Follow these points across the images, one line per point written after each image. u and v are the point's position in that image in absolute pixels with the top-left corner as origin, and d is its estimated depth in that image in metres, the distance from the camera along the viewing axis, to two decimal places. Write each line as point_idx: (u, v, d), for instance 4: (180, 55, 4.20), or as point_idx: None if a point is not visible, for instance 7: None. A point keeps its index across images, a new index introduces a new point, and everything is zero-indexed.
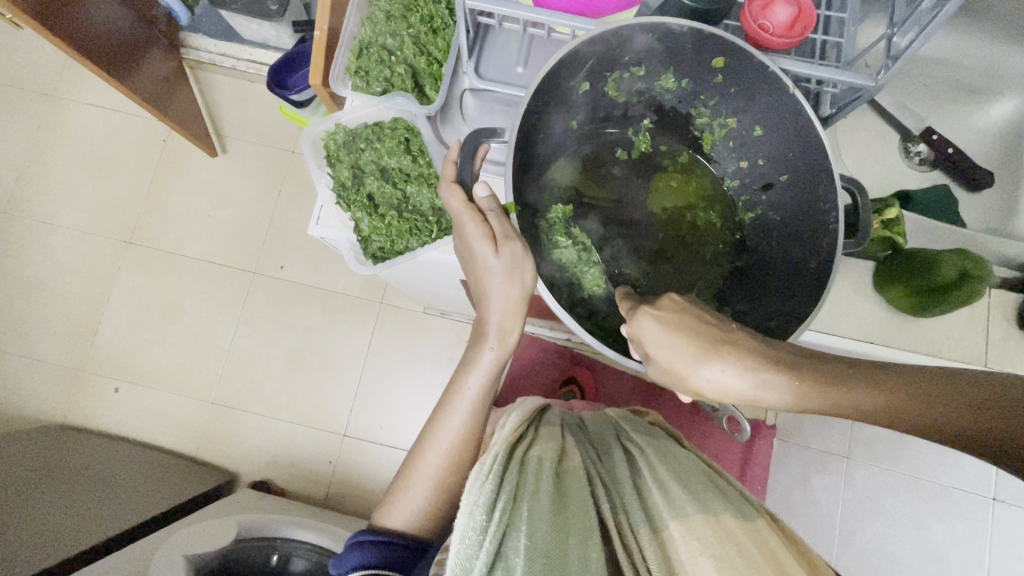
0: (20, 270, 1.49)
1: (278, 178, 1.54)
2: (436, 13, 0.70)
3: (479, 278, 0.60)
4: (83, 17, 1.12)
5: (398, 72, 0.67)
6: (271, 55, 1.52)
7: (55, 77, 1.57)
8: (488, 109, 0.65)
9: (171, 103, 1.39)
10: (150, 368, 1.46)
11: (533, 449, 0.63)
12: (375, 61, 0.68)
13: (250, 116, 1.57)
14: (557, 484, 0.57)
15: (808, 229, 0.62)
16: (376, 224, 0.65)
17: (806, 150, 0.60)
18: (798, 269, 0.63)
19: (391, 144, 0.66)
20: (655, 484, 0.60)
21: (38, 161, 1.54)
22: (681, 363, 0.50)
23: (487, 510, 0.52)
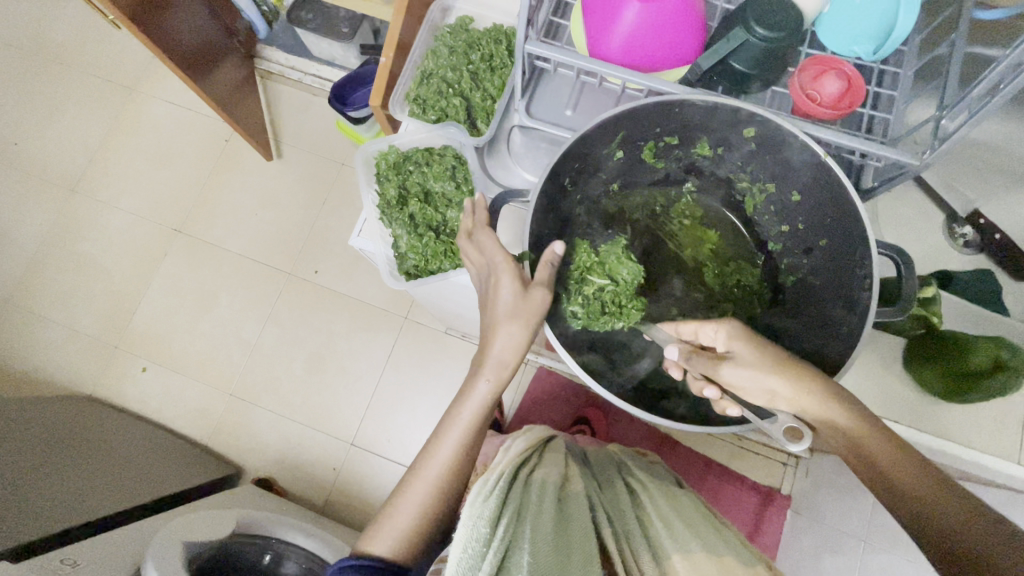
0: (75, 244, 1.59)
1: (324, 187, 1.61)
2: (495, 52, 0.73)
3: (490, 318, 0.60)
4: (172, 20, 1.22)
5: (455, 104, 0.71)
6: (336, 72, 1.61)
7: (138, 71, 1.70)
8: (535, 149, 0.69)
9: (237, 105, 1.49)
10: (177, 353, 1.51)
11: (537, 472, 0.64)
12: (434, 91, 0.72)
13: (307, 126, 1.66)
14: (561, 507, 0.57)
15: (840, 299, 0.61)
16: (414, 243, 0.67)
17: (839, 224, 0.60)
18: (826, 336, 0.62)
19: (438, 170, 0.68)
20: (662, 521, 0.59)
21: (109, 146, 1.66)
22: (755, 370, 0.59)
23: (493, 521, 0.52)
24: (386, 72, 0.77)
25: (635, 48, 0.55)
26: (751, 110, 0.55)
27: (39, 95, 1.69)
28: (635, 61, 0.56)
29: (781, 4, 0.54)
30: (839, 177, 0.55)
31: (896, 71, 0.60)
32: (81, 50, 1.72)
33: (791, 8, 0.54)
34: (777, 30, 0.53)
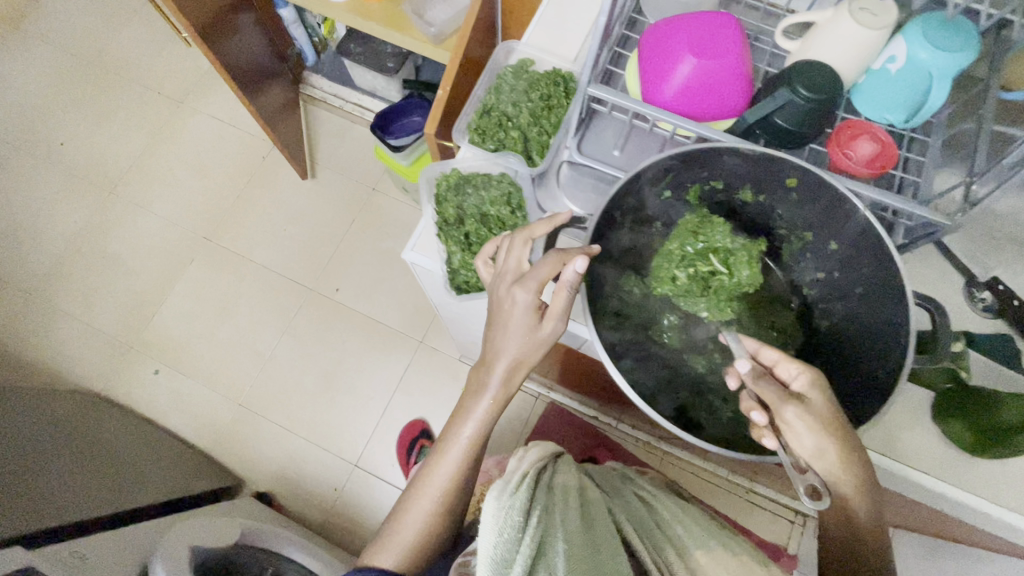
0: (104, 244, 1.63)
1: (353, 208, 1.66)
2: (552, 90, 0.77)
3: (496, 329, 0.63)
4: (233, 41, 1.30)
5: (509, 140, 0.77)
6: (375, 103, 1.69)
7: (186, 88, 1.79)
8: (584, 183, 0.72)
9: (279, 123, 1.55)
10: (191, 359, 1.52)
11: (556, 475, 0.65)
12: (492, 126, 0.77)
13: (342, 151, 1.73)
14: (586, 511, 0.58)
15: (876, 347, 0.62)
16: (467, 260, 0.71)
17: (880, 275, 0.61)
18: (857, 383, 0.63)
19: (495, 193, 0.72)
20: (679, 529, 0.59)
21: (150, 154, 1.72)
22: (813, 427, 0.56)
23: (523, 520, 0.52)
24: (441, 103, 0.83)
25: (687, 98, 0.59)
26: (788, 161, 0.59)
27: (90, 102, 1.77)
28: (687, 108, 0.60)
29: (822, 70, 0.58)
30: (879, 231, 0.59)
31: (924, 139, 0.65)
32: (135, 65, 1.81)
33: (832, 73, 0.58)
34: (817, 93, 0.57)
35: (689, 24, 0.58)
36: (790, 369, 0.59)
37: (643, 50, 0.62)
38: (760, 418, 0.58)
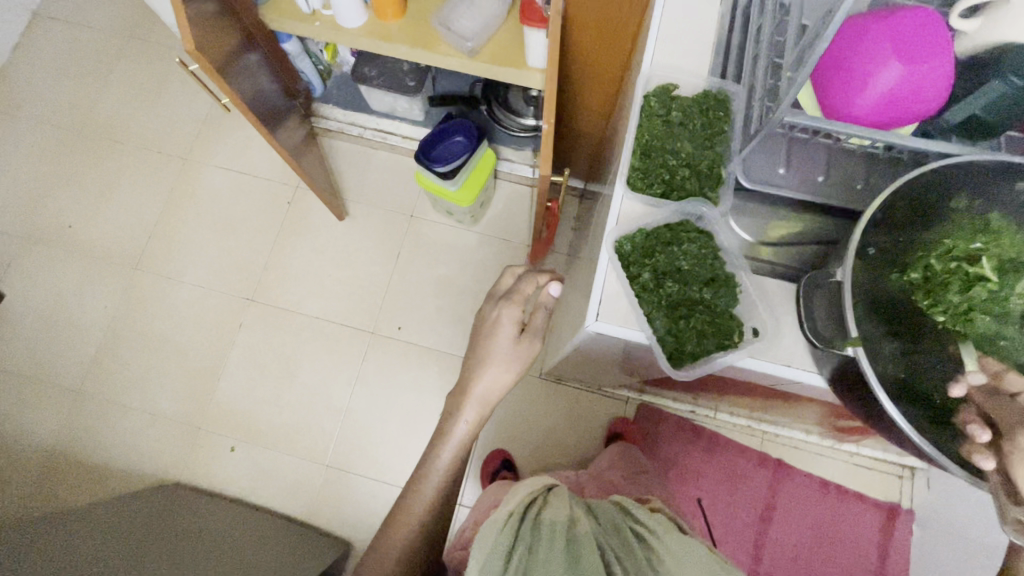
0: (143, 324, 1.53)
1: (394, 240, 1.59)
2: (710, 112, 0.63)
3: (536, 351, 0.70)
4: (245, 81, 1.19)
5: (671, 180, 0.61)
6: (396, 124, 1.60)
7: (189, 142, 1.67)
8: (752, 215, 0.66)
9: (304, 164, 1.45)
10: (264, 427, 1.45)
11: (547, 512, 0.67)
12: (652, 168, 0.61)
13: (369, 182, 1.65)
14: (565, 538, 0.62)
15: None
16: (680, 330, 0.56)
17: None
18: None
19: (689, 244, 0.58)
20: (677, 563, 0.61)
21: (168, 219, 1.61)
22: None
23: (510, 548, 0.61)
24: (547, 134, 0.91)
25: (885, 107, 0.54)
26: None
27: (89, 175, 1.65)
28: (882, 118, 0.55)
29: None
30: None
31: None
32: (127, 126, 1.68)
33: None
34: None
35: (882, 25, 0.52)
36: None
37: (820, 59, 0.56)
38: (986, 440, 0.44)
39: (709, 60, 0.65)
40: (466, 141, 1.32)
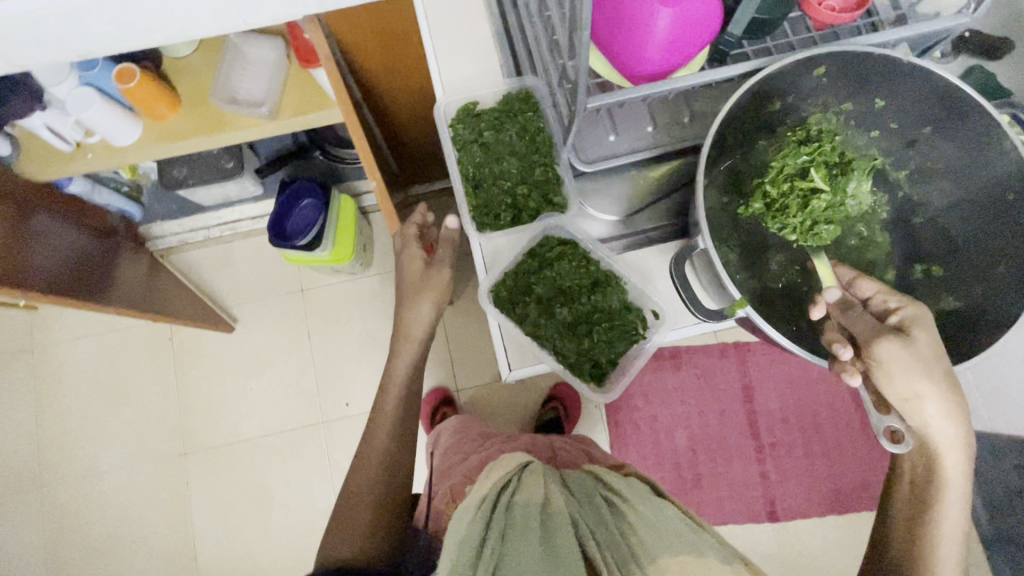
0: (83, 534, 1.37)
1: (300, 322, 1.48)
2: (519, 114, 0.60)
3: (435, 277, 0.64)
4: (34, 255, 1.00)
5: (515, 201, 0.60)
6: (236, 210, 1.47)
7: (28, 328, 1.46)
8: (615, 185, 0.62)
9: (159, 296, 1.27)
10: (264, 566, 1.36)
11: (520, 491, 0.59)
12: (491, 198, 0.60)
13: (244, 277, 1.51)
14: (540, 523, 0.55)
15: (976, 194, 0.53)
16: (586, 348, 0.56)
17: (962, 123, 0.52)
18: (987, 238, 0.53)
19: (559, 262, 0.57)
20: (652, 540, 0.54)
21: (49, 417, 1.42)
22: (913, 374, 0.47)
23: (482, 537, 0.54)
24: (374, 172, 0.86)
25: (673, 50, 0.52)
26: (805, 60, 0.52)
27: None
28: (675, 60, 0.53)
29: None
30: (950, 80, 0.50)
31: None
32: None
33: None
34: None
35: None
36: (893, 300, 0.51)
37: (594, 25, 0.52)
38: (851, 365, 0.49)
39: (496, 61, 0.61)
40: (314, 201, 1.22)
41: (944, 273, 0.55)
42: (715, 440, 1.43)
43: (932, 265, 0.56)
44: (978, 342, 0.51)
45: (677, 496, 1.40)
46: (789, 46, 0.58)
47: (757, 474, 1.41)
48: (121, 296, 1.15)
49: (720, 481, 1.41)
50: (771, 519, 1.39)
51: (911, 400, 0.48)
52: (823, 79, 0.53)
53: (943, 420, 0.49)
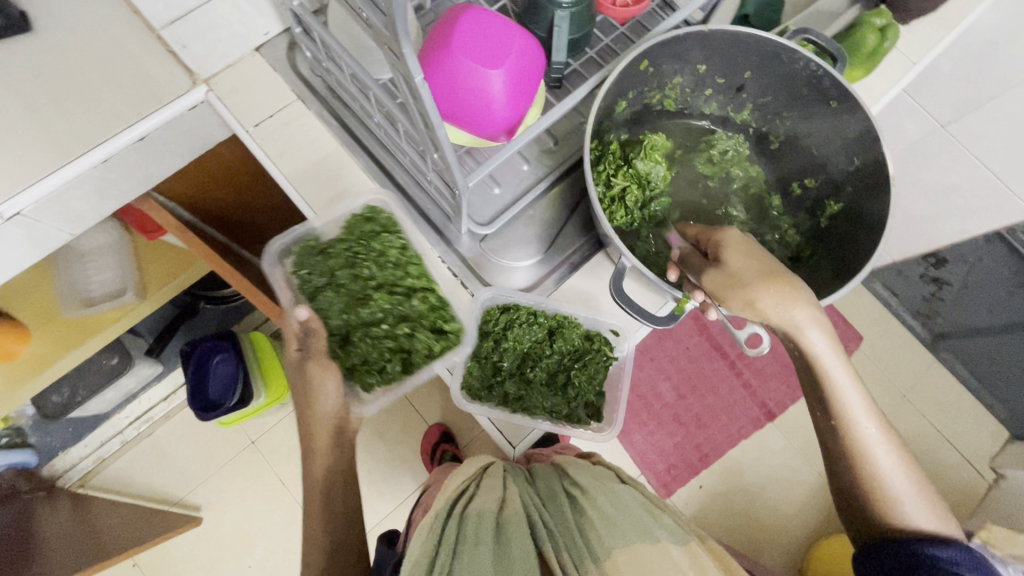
0: None
1: (269, 474, 1.37)
2: (366, 241, 0.59)
3: (314, 394, 0.58)
4: None
5: (397, 343, 0.60)
6: (143, 400, 1.32)
7: None
8: (517, 231, 0.62)
9: (101, 532, 1.11)
10: None
11: (477, 496, 0.54)
12: (368, 349, 0.60)
13: (186, 461, 1.36)
14: (499, 533, 0.51)
15: (816, 112, 0.58)
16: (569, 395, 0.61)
17: (772, 65, 0.57)
18: (837, 148, 0.59)
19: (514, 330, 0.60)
20: (609, 534, 0.53)
21: None
22: (737, 282, 0.49)
23: (439, 550, 0.49)
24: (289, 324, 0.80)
25: (517, 100, 0.53)
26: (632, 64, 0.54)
27: None
28: (522, 107, 0.54)
29: None
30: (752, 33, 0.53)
31: None
32: None
33: None
34: None
35: (452, 49, 0.50)
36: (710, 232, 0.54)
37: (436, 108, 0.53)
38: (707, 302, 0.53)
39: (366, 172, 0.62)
40: (224, 356, 1.12)
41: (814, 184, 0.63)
42: (695, 378, 1.50)
43: (804, 179, 0.63)
44: (861, 249, 0.56)
45: (689, 443, 1.45)
46: (609, 47, 0.62)
47: (741, 387, 1.50)
48: (63, 550, 1.00)
49: (716, 410, 1.48)
50: (771, 418, 1.50)
51: (751, 307, 0.49)
52: (647, 69, 0.57)
53: (785, 308, 0.49)
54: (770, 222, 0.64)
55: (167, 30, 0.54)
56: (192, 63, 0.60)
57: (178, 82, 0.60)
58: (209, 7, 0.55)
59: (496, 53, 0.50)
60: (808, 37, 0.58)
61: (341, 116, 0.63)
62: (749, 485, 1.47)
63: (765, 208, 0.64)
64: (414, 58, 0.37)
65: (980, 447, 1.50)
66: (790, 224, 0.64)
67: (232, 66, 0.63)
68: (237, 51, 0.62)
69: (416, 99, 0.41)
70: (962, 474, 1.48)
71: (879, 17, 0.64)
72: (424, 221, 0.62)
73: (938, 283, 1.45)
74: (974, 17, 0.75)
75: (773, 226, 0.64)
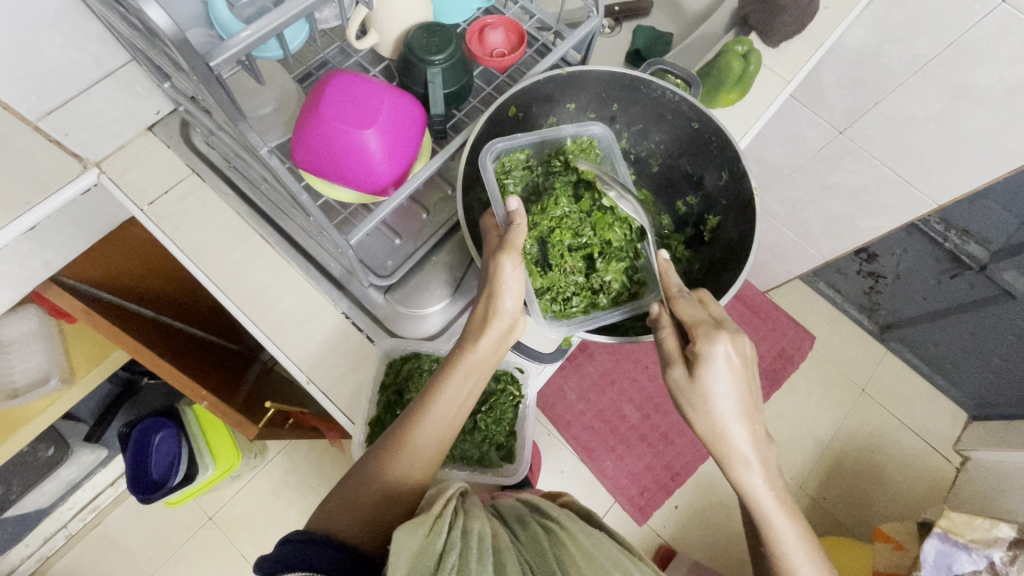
0: None
1: (229, 550, 1.30)
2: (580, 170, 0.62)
3: (496, 289, 0.54)
4: None
5: (586, 282, 0.62)
6: (87, 489, 1.26)
7: None
8: (423, 277, 0.63)
9: None
10: None
11: (474, 518, 0.51)
12: (558, 278, 0.61)
13: (139, 548, 1.29)
14: (492, 560, 0.47)
15: (684, 132, 0.62)
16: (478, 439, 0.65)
17: (633, 94, 0.62)
18: (710, 161, 0.62)
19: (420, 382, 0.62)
20: (591, 568, 0.50)
21: None
22: (710, 408, 0.50)
23: (438, 563, 0.45)
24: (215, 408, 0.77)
25: (397, 155, 0.55)
26: (500, 111, 0.58)
27: None
28: (404, 159, 0.56)
29: (426, 29, 0.58)
30: (616, 71, 0.60)
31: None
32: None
33: (432, 26, 0.58)
34: (447, 50, 0.57)
35: (323, 112, 0.52)
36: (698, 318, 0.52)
37: (317, 168, 0.54)
38: (728, 347, 0.49)
39: (264, 239, 0.63)
40: (164, 434, 1.09)
41: (697, 199, 0.65)
42: (658, 397, 1.44)
43: (687, 198, 0.66)
44: (738, 260, 0.58)
45: (659, 462, 1.40)
46: (491, 94, 0.66)
47: None
48: None
49: (683, 427, 1.44)
50: None
51: (715, 428, 0.50)
52: (518, 114, 0.61)
53: (746, 434, 0.51)
54: (664, 242, 0.66)
55: (44, 121, 0.55)
56: (78, 150, 0.60)
57: (65, 168, 0.60)
58: (86, 95, 0.56)
59: (366, 113, 0.52)
60: (663, 68, 0.66)
61: (238, 187, 0.64)
62: (725, 499, 1.45)
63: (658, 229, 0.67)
64: (253, 131, 0.39)
65: (942, 431, 1.52)
66: (681, 240, 0.66)
67: (124, 148, 0.64)
68: (126, 132, 0.63)
69: (272, 169, 0.42)
70: (930, 460, 1.49)
71: (739, 45, 0.71)
72: (327, 278, 0.63)
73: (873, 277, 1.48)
74: (837, 34, 0.81)
75: (665, 245, 0.66)
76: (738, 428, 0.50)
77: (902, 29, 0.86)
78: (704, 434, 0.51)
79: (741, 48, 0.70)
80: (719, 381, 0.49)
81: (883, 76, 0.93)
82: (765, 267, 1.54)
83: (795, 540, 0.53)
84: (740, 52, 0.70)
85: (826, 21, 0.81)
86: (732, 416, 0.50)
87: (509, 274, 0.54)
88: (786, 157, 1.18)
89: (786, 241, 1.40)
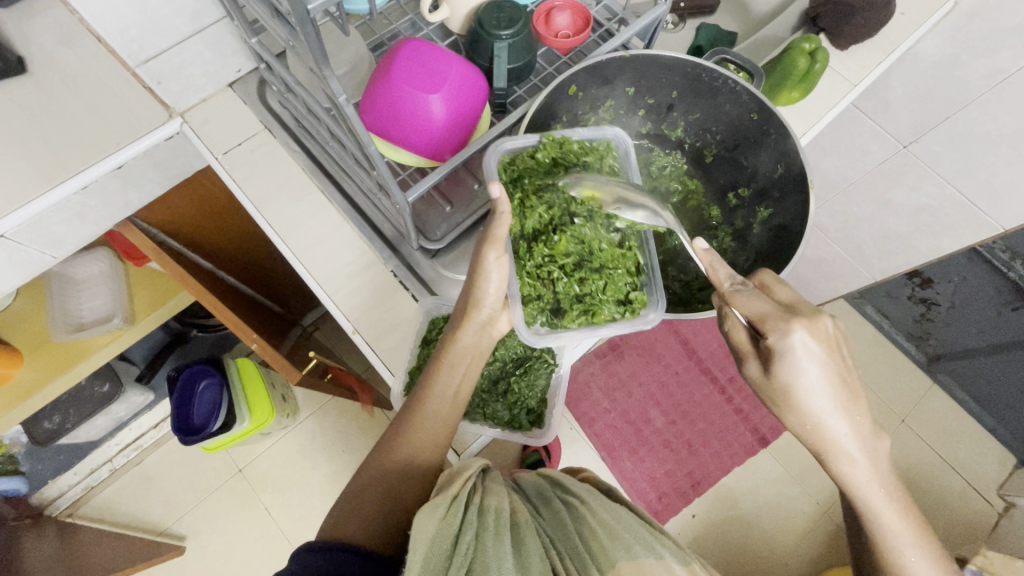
0: None
1: (255, 502, 1.36)
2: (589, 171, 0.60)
3: (476, 278, 0.55)
4: None
5: (576, 294, 0.60)
6: (133, 428, 1.33)
7: None
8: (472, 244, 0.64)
9: (84, 552, 1.12)
10: None
11: (491, 495, 0.52)
12: (546, 291, 0.60)
13: (175, 490, 1.37)
14: (510, 534, 0.49)
15: (743, 121, 0.62)
16: (508, 402, 0.66)
17: (694, 82, 0.62)
18: (769, 151, 0.61)
19: None
20: (613, 544, 0.51)
21: None
22: (817, 403, 0.48)
23: (455, 543, 0.46)
24: (267, 353, 0.81)
25: (457, 123, 0.57)
26: (556, 86, 0.59)
27: None
28: (464, 126, 0.58)
29: (497, 5, 0.60)
30: (678, 59, 0.60)
31: None
32: None
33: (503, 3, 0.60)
34: (516, 26, 0.59)
35: (394, 78, 0.54)
36: (762, 306, 0.48)
37: (379, 131, 0.57)
38: (810, 334, 0.47)
39: (326, 199, 0.66)
40: (209, 382, 1.14)
41: (749, 190, 0.65)
42: (684, 403, 1.44)
43: (739, 190, 0.66)
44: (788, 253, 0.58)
45: (680, 470, 1.39)
46: (551, 74, 0.68)
47: (733, 413, 1.45)
48: (42, 562, 1.00)
49: (708, 437, 1.42)
50: (764, 444, 1.43)
51: (811, 419, 0.49)
52: (578, 94, 0.62)
53: (843, 430, 0.49)
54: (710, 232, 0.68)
55: (141, 68, 0.60)
56: (167, 97, 0.65)
57: (154, 114, 0.65)
58: (179, 48, 0.61)
59: (434, 79, 0.55)
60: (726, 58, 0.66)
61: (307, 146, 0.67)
62: (744, 515, 1.40)
63: (705, 219, 0.68)
64: (335, 78, 0.40)
65: (986, 473, 1.44)
66: (728, 231, 0.67)
67: (206, 101, 0.69)
68: (210, 87, 0.68)
69: (346, 119, 0.45)
70: (968, 500, 1.42)
71: (807, 43, 0.70)
72: (380, 239, 0.66)
73: (927, 304, 1.43)
74: (912, 41, 0.79)
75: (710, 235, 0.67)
76: (836, 420, 0.49)
77: (982, 41, 0.83)
78: (800, 432, 0.51)
79: (807, 44, 0.70)
80: (806, 372, 0.47)
81: (957, 88, 0.89)
82: (809, 282, 1.50)
83: (906, 531, 0.52)
84: (807, 47, 0.70)
85: (899, 29, 0.79)
86: (830, 410, 0.48)
87: (492, 265, 0.54)
88: (845, 169, 1.15)
89: (835, 257, 1.36)
